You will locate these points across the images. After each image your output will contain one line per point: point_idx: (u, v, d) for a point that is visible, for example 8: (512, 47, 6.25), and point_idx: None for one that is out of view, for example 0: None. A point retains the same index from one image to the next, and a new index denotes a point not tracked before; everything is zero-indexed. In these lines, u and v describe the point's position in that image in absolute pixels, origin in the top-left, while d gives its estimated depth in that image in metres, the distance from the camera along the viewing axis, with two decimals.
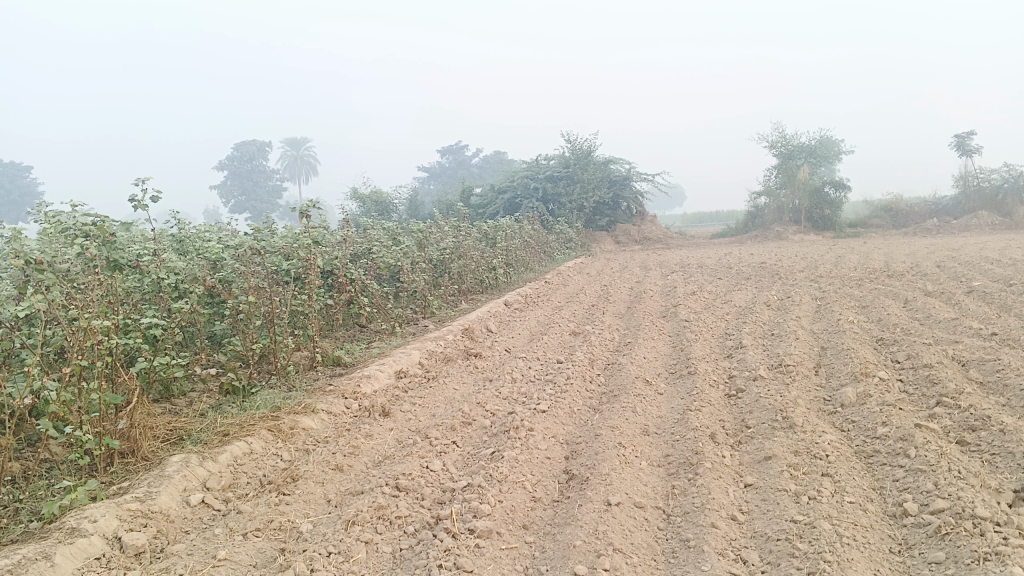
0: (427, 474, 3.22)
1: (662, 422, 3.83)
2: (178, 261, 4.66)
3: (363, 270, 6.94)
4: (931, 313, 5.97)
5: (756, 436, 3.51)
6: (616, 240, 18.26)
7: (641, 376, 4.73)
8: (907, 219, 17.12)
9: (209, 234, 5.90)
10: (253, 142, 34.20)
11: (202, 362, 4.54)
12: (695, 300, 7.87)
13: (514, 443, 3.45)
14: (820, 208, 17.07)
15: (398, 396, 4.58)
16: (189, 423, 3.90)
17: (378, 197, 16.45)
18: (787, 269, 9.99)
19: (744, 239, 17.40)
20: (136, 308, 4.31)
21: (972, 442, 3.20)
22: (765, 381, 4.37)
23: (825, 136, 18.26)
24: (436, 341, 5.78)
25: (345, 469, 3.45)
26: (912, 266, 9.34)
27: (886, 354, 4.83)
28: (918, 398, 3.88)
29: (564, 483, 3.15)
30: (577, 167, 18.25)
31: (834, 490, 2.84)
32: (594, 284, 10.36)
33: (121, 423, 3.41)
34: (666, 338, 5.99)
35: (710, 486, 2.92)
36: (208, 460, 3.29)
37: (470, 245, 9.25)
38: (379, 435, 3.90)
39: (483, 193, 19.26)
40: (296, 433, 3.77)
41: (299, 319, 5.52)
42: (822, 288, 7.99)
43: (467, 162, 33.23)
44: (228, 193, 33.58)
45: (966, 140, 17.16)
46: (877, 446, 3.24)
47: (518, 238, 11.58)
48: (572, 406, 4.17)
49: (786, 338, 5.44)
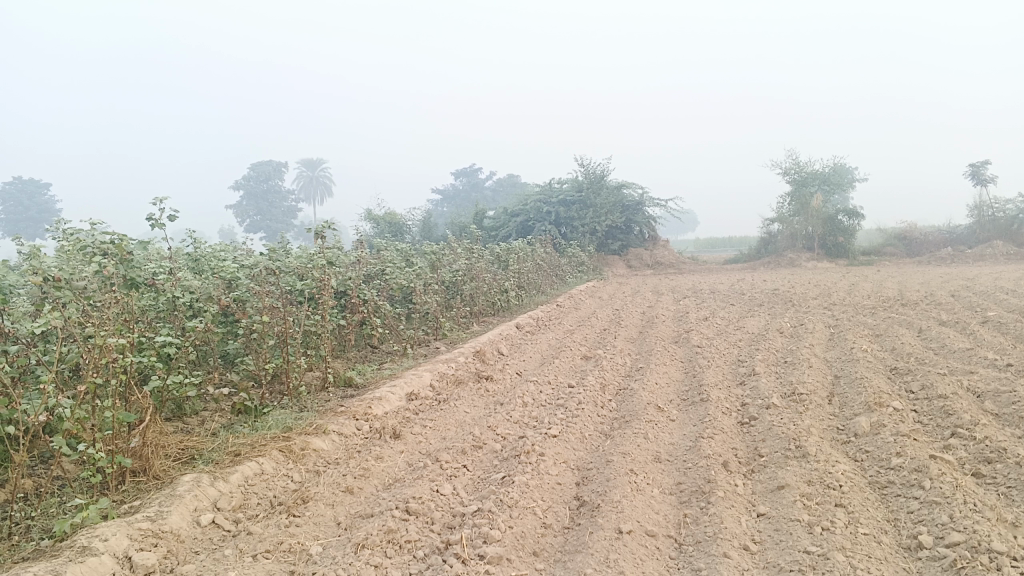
0: (438, 498, 3.21)
1: (674, 450, 3.81)
2: (194, 279, 4.70)
3: (377, 291, 6.96)
4: (945, 343, 5.93)
5: (768, 465, 3.49)
6: (628, 265, 18.27)
7: (653, 402, 4.71)
8: (921, 247, 17.06)
9: (224, 252, 5.96)
10: (270, 163, 34.51)
11: (215, 382, 4.57)
12: (707, 326, 7.85)
13: (525, 468, 3.43)
14: (834, 235, 17.05)
15: (408, 418, 4.58)
16: (200, 442, 3.91)
17: (392, 218, 16.58)
18: (800, 296, 9.96)
19: (757, 266, 17.37)
20: (151, 326, 4.35)
21: (988, 475, 3.17)
22: (778, 410, 4.34)
23: (839, 164, 18.27)
24: (448, 363, 5.78)
25: (355, 492, 3.45)
26: (926, 295, 9.30)
27: (901, 384, 4.79)
28: (933, 429, 3.85)
29: (575, 510, 3.14)
30: (590, 192, 18.30)
31: (847, 521, 2.81)
32: (606, 308, 10.37)
33: (133, 441, 3.42)
34: (678, 364, 5.97)
35: (722, 515, 2.90)
36: (220, 480, 3.30)
37: (483, 268, 9.29)
38: (389, 457, 3.89)
39: (496, 216, 19.35)
40: (307, 454, 3.78)
41: (311, 340, 5.54)
42: (836, 316, 7.96)
43: (480, 185, 33.38)
44: (243, 212, 33.72)
45: (981, 170, 17.12)
46: (891, 477, 3.21)
47: (531, 261, 11.61)
48: (584, 431, 4.15)
49: (799, 366, 5.41)
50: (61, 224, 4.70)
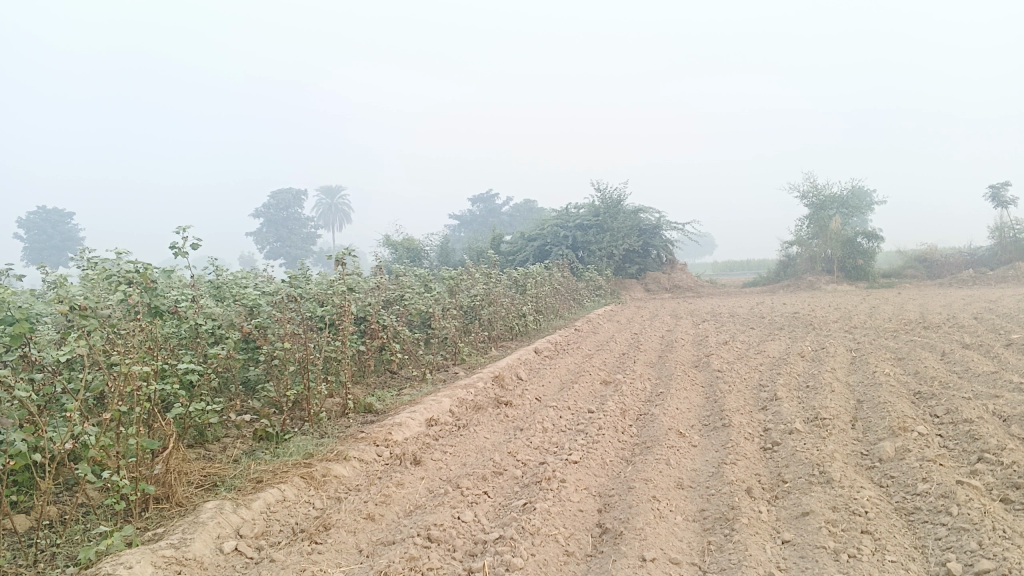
0: (459, 525, 3.20)
1: (697, 476, 3.78)
2: (216, 307, 4.75)
3: (396, 316, 7.00)
4: (969, 366, 5.86)
5: (792, 491, 3.46)
6: (646, 289, 18.24)
7: (674, 427, 4.69)
8: (942, 269, 16.92)
9: (245, 280, 6.03)
10: (291, 191, 34.82)
11: (236, 409, 4.61)
12: (727, 350, 7.80)
13: (546, 494, 3.42)
14: (853, 258, 16.95)
15: (428, 444, 4.57)
16: (222, 469, 3.94)
17: (410, 243, 16.68)
18: (820, 319, 9.89)
19: (776, 289, 17.27)
20: (174, 353, 4.40)
21: (1017, 501, 3.12)
22: (801, 435, 4.31)
23: (858, 186, 18.20)
24: (467, 389, 5.78)
25: (377, 519, 3.44)
26: (948, 317, 9.21)
27: (925, 408, 4.74)
28: (959, 454, 3.80)
29: (597, 537, 3.12)
30: (607, 216, 18.34)
31: (874, 549, 2.77)
32: (624, 332, 10.35)
33: (157, 469, 3.45)
34: (699, 389, 5.94)
35: (747, 542, 2.87)
36: (242, 507, 3.31)
37: (501, 293, 9.30)
38: (410, 484, 3.89)
39: (513, 241, 19.40)
40: (329, 480, 3.79)
41: (331, 366, 5.57)
42: (857, 339, 7.89)
43: (497, 211, 33.50)
44: (263, 239, 34.01)
45: (1002, 191, 17.00)
46: (918, 504, 3.17)
47: (548, 285, 11.62)
48: (605, 457, 4.13)
49: (821, 391, 5.36)
50: (86, 253, 4.78)
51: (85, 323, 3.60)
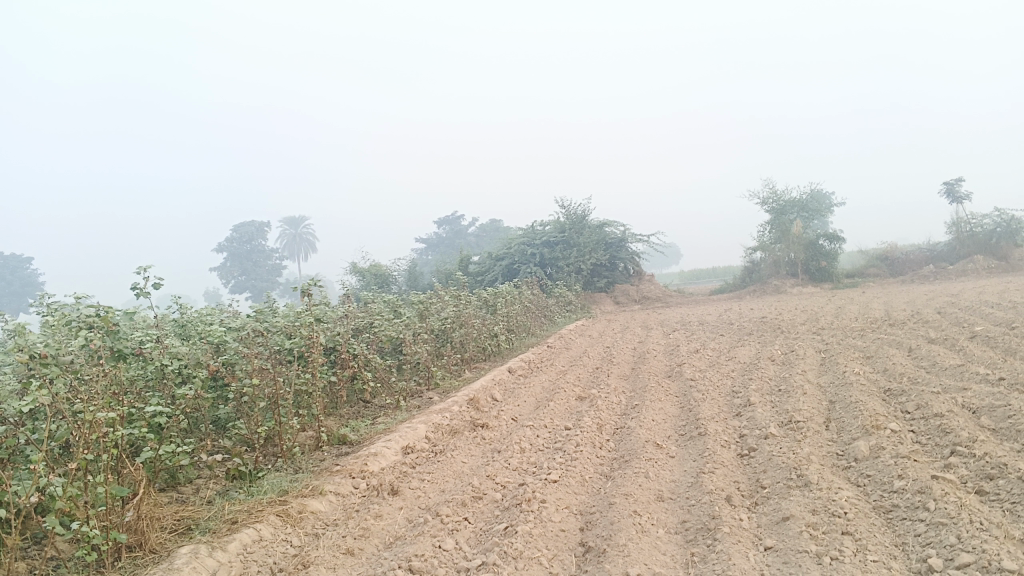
0: (441, 554, 3.14)
1: (676, 487, 3.78)
2: (182, 345, 4.71)
3: (366, 344, 6.96)
4: (936, 361, 5.95)
5: (771, 496, 3.46)
6: (615, 302, 18.33)
7: (651, 439, 4.69)
8: (904, 267, 17.20)
9: (210, 317, 6.00)
10: (253, 223, 34.53)
11: (208, 449, 4.54)
12: (699, 358, 7.85)
13: (527, 516, 3.39)
14: (816, 260, 17.23)
15: (406, 473, 4.52)
16: (196, 511, 3.88)
17: (378, 270, 16.61)
18: (788, 322, 9.99)
19: (742, 294, 17.46)
20: (141, 396, 4.35)
21: (991, 492, 3.15)
22: (776, 439, 4.33)
23: (816, 190, 18.55)
24: (442, 414, 5.73)
25: (356, 553, 3.39)
26: (911, 314, 9.37)
27: (896, 405, 4.80)
28: (932, 448, 3.85)
29: (581, 556, 3.08)
30: (572, 232, 18.46)
31: (855, 549, 2.77)
32: (596, 345, 10.38)
33: (128, 516, 3.40)
34: (673, 399, 5.96)
35: (730, 551, 2.85)
36: (218, 550, 3.22)
37: (471, 314, 9.30)
38: (389, 514, 3.84)
39: (481, 262, 19.40)
40: (305, 517, 3.72)
41: (303, 400, 5.54)
42: (825, 340, 7.99)
43: (463, 233, 33.47)
44: (228, 273, 33.65)
45: (955, 187, 17.39)
46: (895, 501, 3.20)
47: (518, 304, 11.65)
48: (584, 474, 4.12)
49: (793, 393, 5.41)
50: (45, 298, 4.70)
51: (46, 371, 3.54)
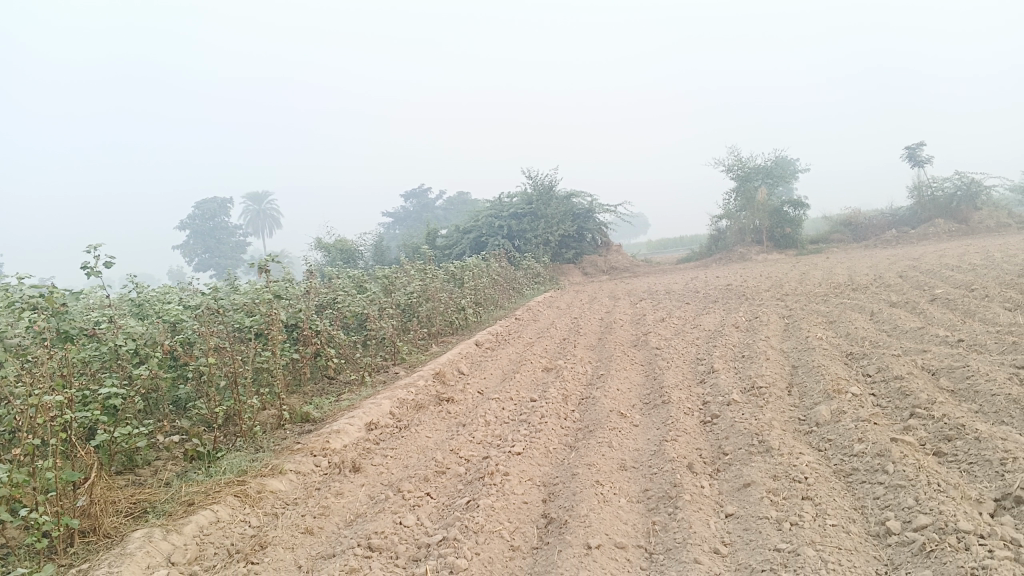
0: (401, 531, 3.08)
1: (639, 455, 3.77)
2: (135, 325, 4.59)
3: (330, 320, 6.87)
4: (897, 324, 6.02)
5: (734, 463, 3.46)
6: (584, 272, 18.32)
7: (615, 409, 4.67)
8: (867, 232, 17.37)
9: (168, 297, 5.87)
10: (216, 199, 33.95)
11: (166, 430, 4.44)
12: (665, 327, 7.86)
13: (489, 490, 3.35)
14: (781, 227, 17.35)
15: (369, 449, 4.46)
16: (153, 493, 3.80)
17: (343, 245, 16.41)
18: (753, 289, 10.03)
19: (708, 262, 17.55)
20: (94, 378, 4.24)
21: (949, 453, 3.17)
22: (739, 405, 4.34)
23: (781, 157, 18.62)
24: (407, 388, 5.67)
25: (315, 532, 3.33)
26: (874, 278, 9.47)
27: (857, 368, 4.83)
28: (892, 410, 3.87)
29: (543, 528, 3.05)
30: (540, 203, 18.38)
31: (815, 514, 2.76)
32: (564, 317, 10.37)
33: (80, 501, 3.31)
34: (639, 368, 5.96)
35: (691, 519, 2.83)
36: (173, 533, 3.14)
37: (438, 288, 9.22)
38: (350, 492, 3.78)
39: (448, 235, 19.25)
40: (264, 497, 3.64)
41: (263, 379, 5.44)
42: (789, 306, 8.05)
43: (430, 206, 33.17)
44: (192, 251, 33.10)
45: (917, 152, 17.55)
46: (855, 464, 3.20)
47: (486, 277, 11.58)
48: (548, 446, 4.09)
49: (757, 359, 5.43)
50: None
51: None
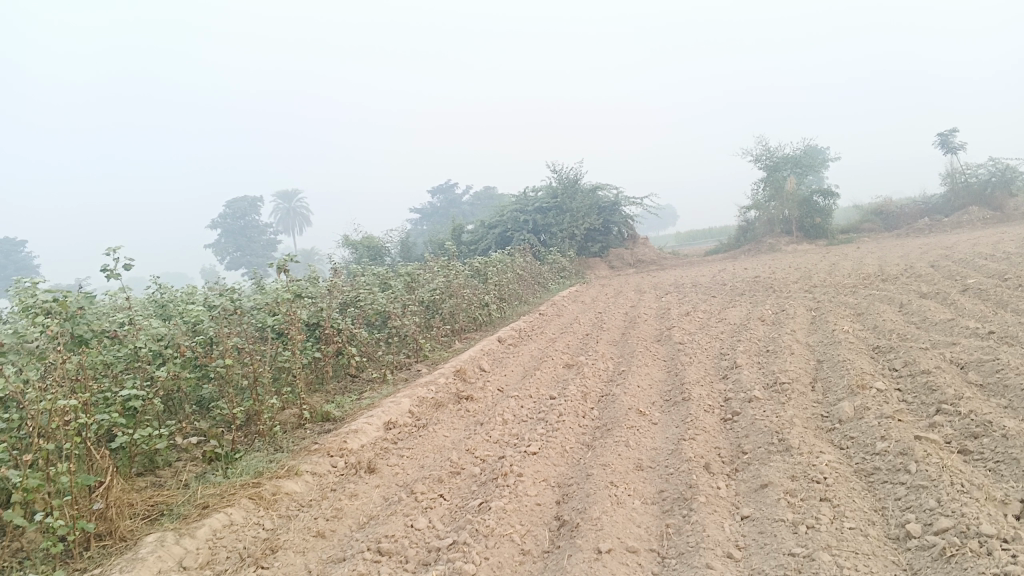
0: (412, 534, 3.06)
1: (657, 455, 3.70)
2: (156, 327, 4.61)
3: (351, 319, 6.86)
4: (926, 316, 5.87)
5: (753, 462, 3.39)
6: (611, 266, 18.21)
7: (634, 406, 4.60)
8: (899, 221, 17.04)
9: (189, 297, 5.91)
10: (246, 198, 34.29)
11: (187, 430, 4.46)
12: (689, 321, 7.76)
13: (502, 492, 3.30)
14: (810, 217, 17.08)
15: (386, 449, 4.44)
16: (170, 495, 3.81)
17: (370, 242, 16.47)
18: (780, 281, 9.87)
19: (736, 254, 17.34)
20: (114, 380, 4.27)
21: (975, 451, 3.06)
22: (760, 402, 4.25)
23: (810, 146, 18.31)
24: (427, 386, 5.65)
25: (327, 535, 3.33)
26: (905, 268, 9.26)
27: (883, 362, 4.71)
28: (918, 406, 3.76)
29: (555, 531, 3.01)
30: (565, 197, 18.28)
31: (832, 517, 2.68)
32: (588, 311, 10.29)
33: (96, 505, 3.32)
34: (661, 364, 5.88)
35: (704, 522, 2.77)
36: (185, 537, 3.15)
37: (461, 284, 9.19)
38: (364, 494, 3.77)
39: (475, 230, 19.22)
40: (279, 499, 3.64)
41: (283, 379, 5.44)
42: (816, 298, 7.90)
43: (457, 201, 33.18)
44: (223, 250, 33.47)
45: (950, 137, 17.16)
46: (877, 463, 3.11)
47: (511, 272, 11.54)
48: (565, 445, 4.04)
49: (781, 354, 5.33)
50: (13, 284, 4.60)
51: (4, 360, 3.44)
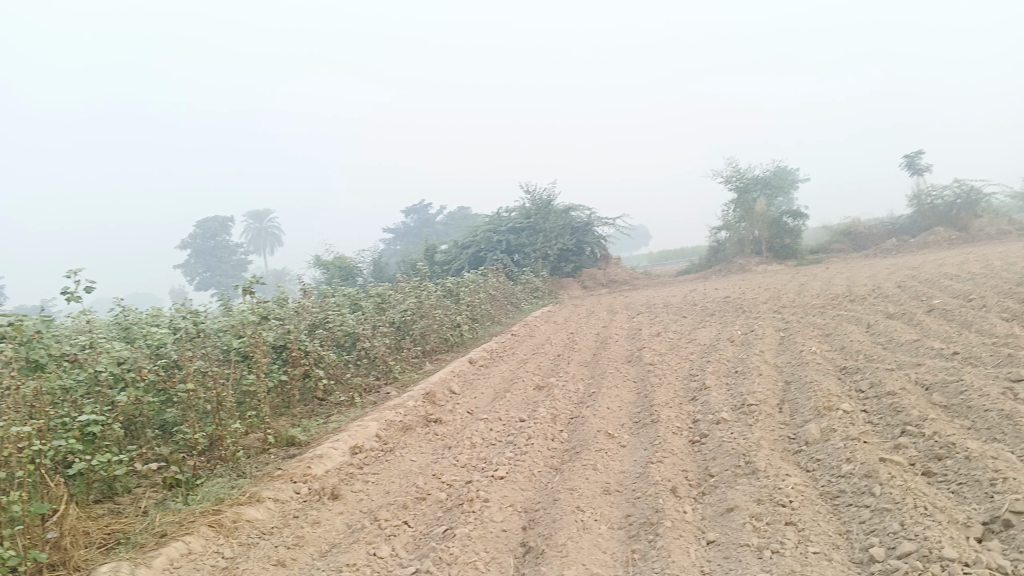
0: (375, 562, 3.00)
1: (624, 478, 3.68)
2: (118, 350, 4.52)
3: (320, 341, 6.79)
4: (893, 336, 5.92)
5: (719, 486, 3.37)
6: (584, 286, 18.25)
7: (603, 429, 4.58)
8: (867, 242, 17.27)
9: (154, 319, 5.80)
10: (217, 218, 33.98)
11: (147, 456, 4.36)
12: (660, 342, 7.77)
13: (468, 518, 3.26)
14: (780, 237, 17.26)
15: (351, 474, 4.37)
16: (128, 523, 3.71)
17: (342, 262, 16.38)
18: (750, 301, 9.94)
19: (708, 274, 17.46)
20: (74, 405, 4.17)
21: (939, 473, 3.07)
22: (728, 424, 4.24)
23: (780, 167, 18.54)
24: (396, 409, 5.59)
25: (288, 564, 3.25)
26: (872, 288, 9.37)
27: (850, 383, 4.74)
28: (883, 428, 3.78)
29: (520, 558, 2.97)
30: (539, 217, 18.32)
31: (797, 541, 2.67)
32: (560, 332, 10.27)
33: (49, 534, 3.22)
34: (631, 385, 5.87)
35: (670, 547, 2.74)
36: (141, 567, 3.06)
37: (433, 305, 9.14)
38: (327, 521, 3.70)
39: (448, 250, 19.18)
40: (240, 526, 3.56)
41: (248, 403, 5.35)
42: (785, 319, 7.95)
43: (431, 221, 33.15)
44: (194, 269, 33.11)
45: (916, 160, 17.46)
46: (842, 486, 3.11)
47: (483, 293, 11.50)
48: (532, 469, 4.00)
49: (750, 375, 5.34)
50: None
51: None
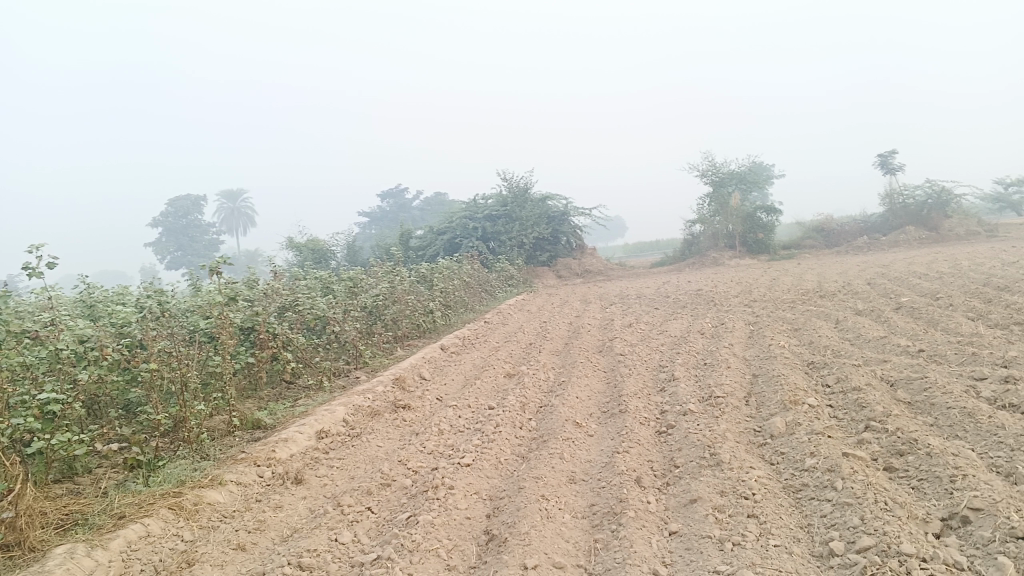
0: (336, 548, 2.97)
1: (590, 468, 3.67)
2: (80, 327, 4.43)
3: (289, 323, 6.72)
4: (860, 332, 5.98)
5: (683, 477, 3.38)
6: (558, 276, 18.26)
7: (571, 418, 4.58)
8: (838, 239, 17.45)
9: (119, 298, 5.70)
10: (190, 197, 33.51)
11: (109, 436, 4.28)
12: (631, 333, 7.79)
13: (431, 504, 3.24)
14: (754, 232, 17.38)
15: (316, 459, 4.33)
16: (86, 504, 3.64)
17: (315, 244, 16.23)
18: (721, 295, 10.00)
19: (681, 267, 17.54)
20: (33, 383, 4.08)
21: (900, 468, 3.10)
22: (695, 416, 4.26)
23: (756, 163, 18.65)
24: (364, 394, 5.55)
25: (248, 549, 3.22)
26: (842, 285, 9.46)
27: (817, 378, 4.78)
28: (848, 423, 3.81)
29: (483, 546, 2.95)
30: (515, 206, 18.28)
31: (759, 534, 2.68)
32: (533, 320, 10.27)
33: (4, 514, 3.15)
34: (600, 375, 5.87)
35: (632, 538, 2.74)
36: (97, 549, 3.00)
37: (405, 290, 9.08)
38: (289, 505, 3.67)
39: (423, 236, 19.09)
40: (201, 509, 3.51)
41: (214, 385, 5.26)
42: (755, 312, 8.01)
43: (407, 206, 32.97)
44: (165, 248, 32.66)
45: (889, 159, 17.65)
46: (805, 480, 3.13)
47: (457, 279, 11.46)
48: (499, 457, 3.99)
49: (718, 367, 5.37)
50: None
51: None
